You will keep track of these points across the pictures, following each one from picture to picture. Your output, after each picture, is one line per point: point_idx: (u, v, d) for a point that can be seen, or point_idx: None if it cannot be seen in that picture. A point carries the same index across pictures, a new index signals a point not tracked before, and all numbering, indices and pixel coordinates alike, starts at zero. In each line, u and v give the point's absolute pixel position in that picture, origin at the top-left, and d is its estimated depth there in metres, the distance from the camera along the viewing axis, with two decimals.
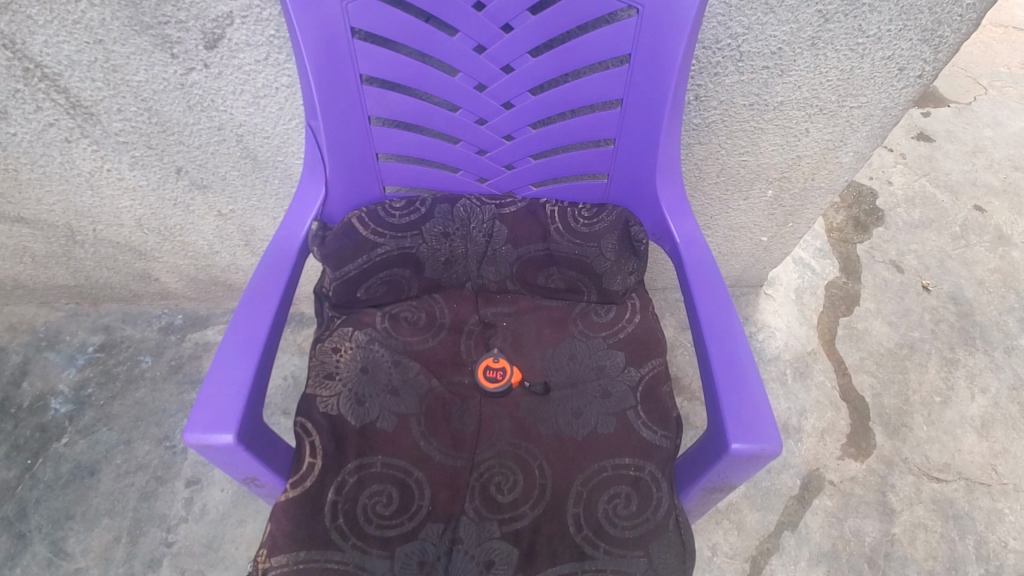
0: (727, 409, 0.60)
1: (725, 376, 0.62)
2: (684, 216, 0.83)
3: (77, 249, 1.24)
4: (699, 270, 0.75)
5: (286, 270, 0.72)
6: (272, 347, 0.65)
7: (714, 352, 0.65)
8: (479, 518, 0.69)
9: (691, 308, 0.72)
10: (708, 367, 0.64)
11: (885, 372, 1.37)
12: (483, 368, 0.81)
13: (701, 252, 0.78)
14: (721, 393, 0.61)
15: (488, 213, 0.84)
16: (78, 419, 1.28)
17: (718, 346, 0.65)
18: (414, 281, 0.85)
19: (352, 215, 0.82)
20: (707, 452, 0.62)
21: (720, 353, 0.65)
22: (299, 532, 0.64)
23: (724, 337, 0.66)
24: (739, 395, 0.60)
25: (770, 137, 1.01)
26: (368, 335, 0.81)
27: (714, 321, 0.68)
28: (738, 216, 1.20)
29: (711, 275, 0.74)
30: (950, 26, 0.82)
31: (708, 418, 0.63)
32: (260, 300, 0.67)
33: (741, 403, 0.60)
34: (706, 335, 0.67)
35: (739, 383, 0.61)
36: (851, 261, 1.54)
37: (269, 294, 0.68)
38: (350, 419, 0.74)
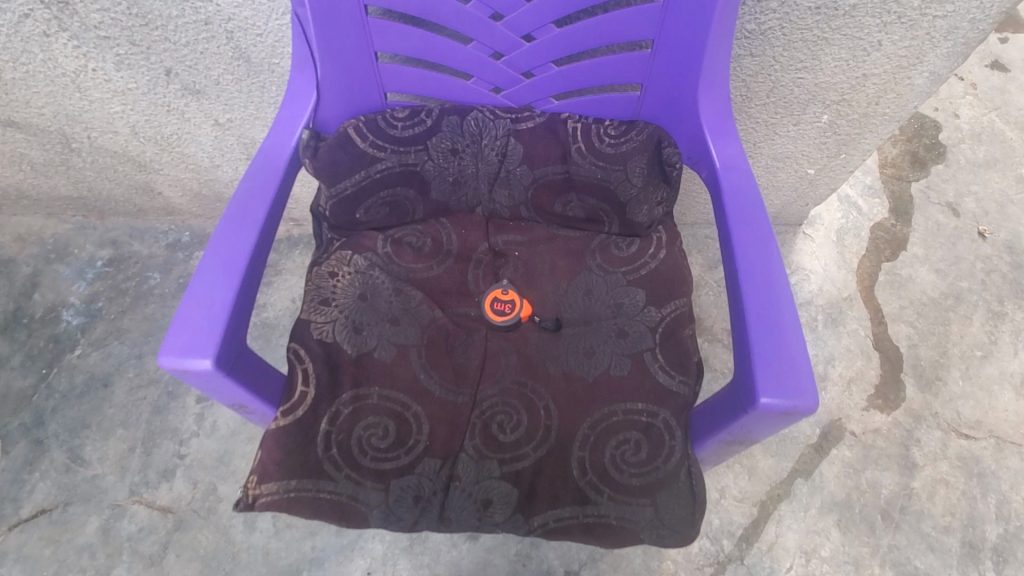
0: (758, 357, 0.53)
1: (758, 321, 0.55)
2: (728, 137, 0.71)
3: (74, 158, 1.18)
4: (738, 202, 0.65)
5: (275, 179, 0.64)
6: (258, 268, 0.60)
7: (749, 295, 0.57)
8: (478, 456, 0.65)
9: (724, 243, 0.63)
10: (739, 311, 0.57)
11: (925, 322, 1.27)
12: (493, 299, 0.75)
13: (744, 179, 0.68)
14: (751, 341, 0.54)
15: (502, 128, 0.74)
16: (90, 332, 1.28)
17: (754, 289, 0.57)
18: (419, 203, 0.77)
19: (348, 124, 0.72)
20: (730, 405, 0.56)
21: (755, 295, 0.57)
22: (290, 460, 0.61)
23: (761, 279, 0.58)
24: (774, 343, 0.53)
25: (835, 51, 0.87)
26: (367, 260, 0.76)
27: (750, 260, 0.60)
28: (785, 144, 1.07)
29: (753, 207, 0.65)
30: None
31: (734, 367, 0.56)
32: (243, 216, 0.60)
33: (775, 353, 0.53)
34: (739, 276, 0.59)
35: (774, 331, 0.54)
36: (901, 202, 1.41)
37: (255, 208, 0.61)
38: (348, 348, 0.69)
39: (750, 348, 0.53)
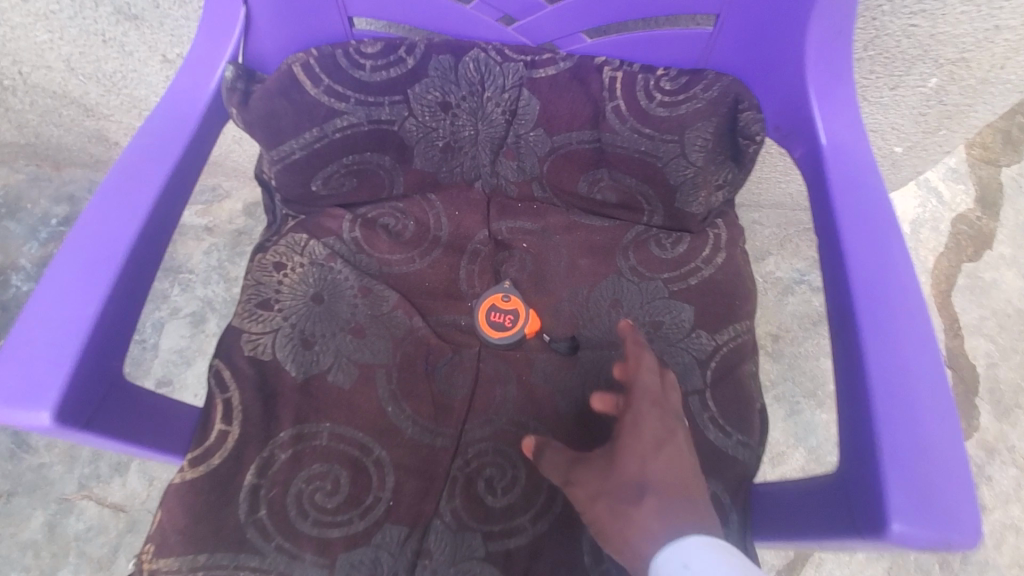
0: (890, 457, 0.36)
1: (889, 399, 0.38)
2: (841, 94, 0.50)
3: (11, 98, 1.00)
4: (854, 204, 0.46)
5: (180, 141, 0.47)
6: (145, 269, 0.43)
7: (873, 354, 0.39)
8: (457, 525, 0.49)
9: (833, 262, 0.45)
10: (859, 377, 0.39)
11: (1008, 338, 1.07)
12: (492, 302, 0.57)
13: (863, 157, 0.48)
14: (882, 433, 0.36)
15: (512, 75, 0.54)
16: None
17: (880, 343, 0.39)
18: (397, 173, 0.58)
19: (293, 60, 0.51)
20: (831, 511, 0.40)
21: (883, 356, 0.39)
22: (199, 526, 0.45)
23: (889, 328, 0.40)
24: (916, 440, 0.36)
25: None
26: (327, 248, 0.57)
27: (875, 291, 0.41)
28: (871, 116, 0.84)
29: (876, 211, 0.45)
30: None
31: (844, 451, 0.40)
32: (125, 191, 0.43)
33: (918, 455, 0.36)
34: (861, 322, 0.41)
35: (915, 419, 0.37)
36: (990, 190, 1.17)
37: (144, 181, 0.44)
38: (291, 369, 0.52)
39: (877, 442, 0.36)
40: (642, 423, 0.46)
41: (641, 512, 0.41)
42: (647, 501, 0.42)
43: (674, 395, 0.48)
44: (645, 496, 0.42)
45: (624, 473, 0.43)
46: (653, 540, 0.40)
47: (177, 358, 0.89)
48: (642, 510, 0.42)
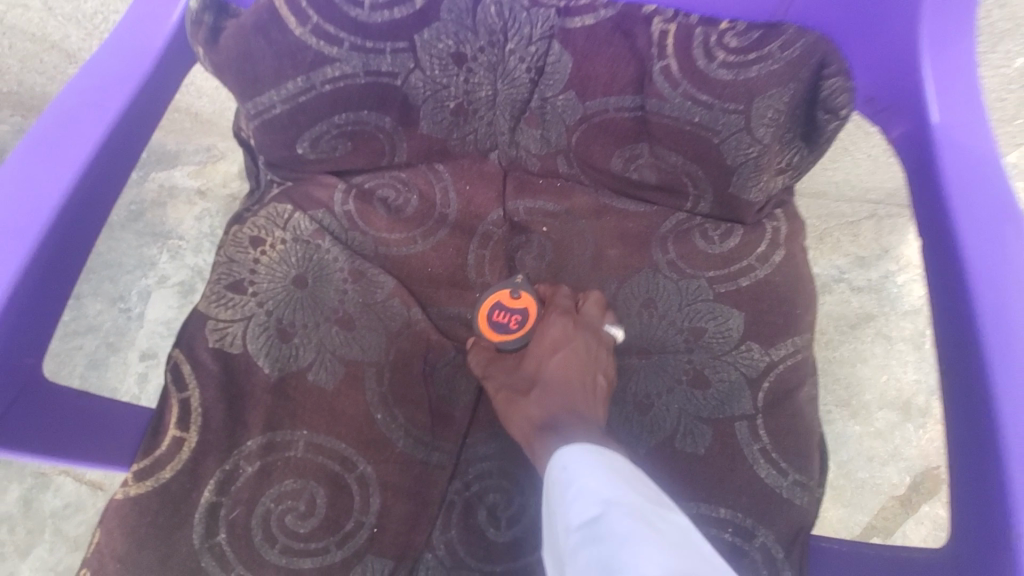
0: None
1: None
2: (957, 65, 0.39)
3: None
4: (977, 205, 0.36)
5: (122, 89, 0.39)
6: (72, 249, 0.37)
7: (1004, 407, 0.32)
8: (452, 561, 0.42)
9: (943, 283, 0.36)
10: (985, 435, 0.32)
11: None
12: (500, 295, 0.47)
13: (982, 145, 0.38)
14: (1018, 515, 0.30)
15: (542, 23, 0.45)
16: None
17: (1014, 395, 0.32)
18: (399, 137, 0.49)
19: None
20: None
21: (1014, 412, 0.31)
22: (146, 554, 0.38)
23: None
24: None
25: None
26: (317, 223, 0.49)
27: (1005, 321, 0.33)
28: None
29: (1003, 211, 0.36)
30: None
31: (963, 515, 0.33)
32: (54, 152, 0.37)
33: None
34: (991, 366, 0.32)
35: None
36: None
37: (75, 139, 0.37)
38: (264, 367, 0.44)
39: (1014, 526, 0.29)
40: (549, 325, 0.45)
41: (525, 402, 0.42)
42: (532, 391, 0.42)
43: (591, 316, 0.45)
44: (537, 386, 0.42)
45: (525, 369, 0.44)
46: (530, 428, 0.41)
47: (164, 331, 0.76)
48: (530, 399, 0.42)
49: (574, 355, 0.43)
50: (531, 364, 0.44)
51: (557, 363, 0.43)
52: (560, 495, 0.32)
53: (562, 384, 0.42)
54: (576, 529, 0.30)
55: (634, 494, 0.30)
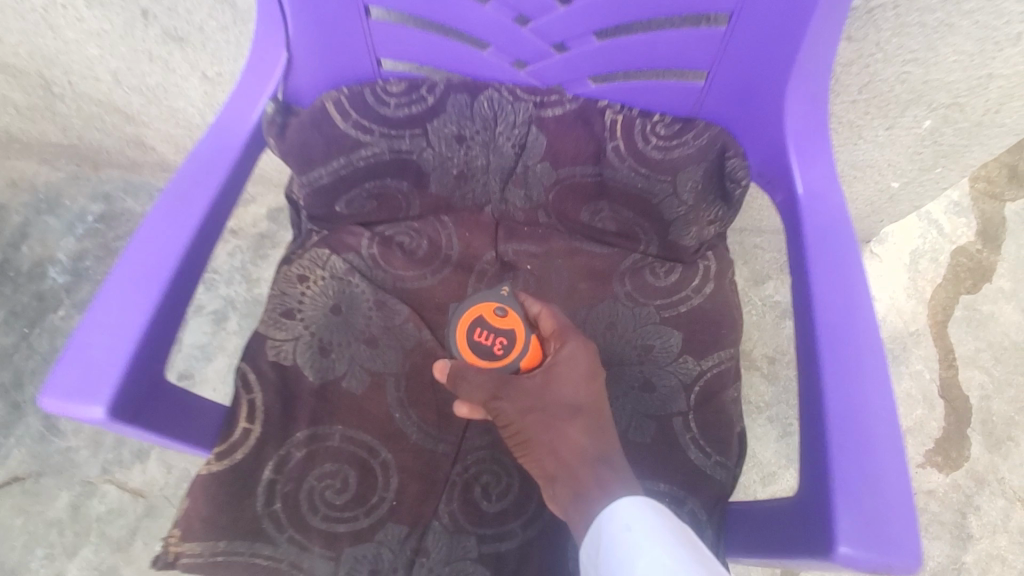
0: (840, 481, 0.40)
1: (844, 430, 0.42)
2: (811, 152, 0.55)
3: (60, 104, 1.07)
4: (826, 249, 0.50)
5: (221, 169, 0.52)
6: (191, 281, 0.48)
7: (832, 387, 0.44)
8: (454, 527, 0.53)
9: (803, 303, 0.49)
10: (818, 408, 0.44)
11: (1002, 371, 1.10)
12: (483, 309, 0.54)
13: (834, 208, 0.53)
14: (835, 461, 0.41)
15: (522, 113, 0.59)
16: (77, 292, 1.19)
17: (839, 379, 0.44)
18: (414, 197, 0.63)
19: (327, 98, 0.58)
20: (796, 526, 0.44)
21: (839, 391, 0.44)
22: (220, 516, 0.50)
23: (850, 362, 0.45)
24: (863, 468, 0.41)
25: (959, 40, 0.69)
26: (348, 264, 0.62)
27: (837, 329, 0.46)
28: (870, 153, 0.88)
29: (848, 254, 0.49)
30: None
31: (802, 475, 0.44)
32: (176, 214, 0.48)
33: (865, 481, 0.40)
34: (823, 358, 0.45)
35: (864, 448, 0.41)
36: (994, 224, 1.20)
37: (191, 205, 0.49)
38: (310, 375, 0.57)
39: (830, 471, 0.40)
40: (565, 371, 0.49)
41: (569, 463, 0.47)
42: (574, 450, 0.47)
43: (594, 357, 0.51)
44: (570, 422, 0.48)
45: (552, 419, 0.48)
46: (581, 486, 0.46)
47: (203, 352, 0.89)
48: (568, 433, 0.48)
49: (597, 391, 0.50)
50: (557, 415, 0.48)
51: (584, 396, 0.49)
52: (628, 552, 0.40)
53: (593, 418, 0.48)
54: (638, 565, 0.39)
55: (675, 532, 0.42)
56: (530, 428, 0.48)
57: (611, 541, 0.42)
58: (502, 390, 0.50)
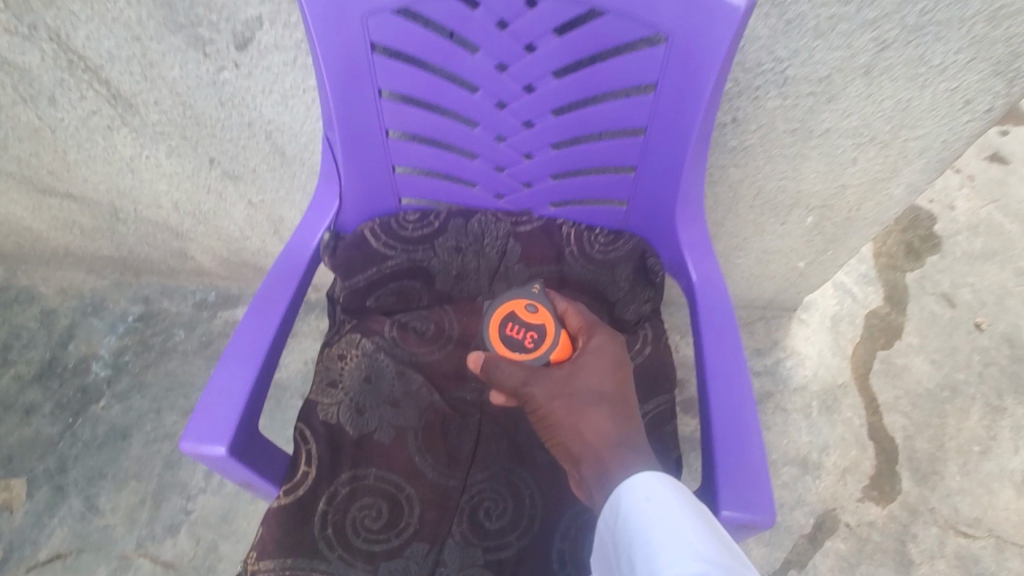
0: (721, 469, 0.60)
1: (724, 435, 0.62)
2: (704, 253, 0.78)
3: (121, 225, 1.30)
4: (712, 315, 0.72)
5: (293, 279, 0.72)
6: (275, 356, 0.67)
7: (715, 407, 0.64)
8: (464, 542, 0.69)
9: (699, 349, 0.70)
10: (708, 422, 0.64)
11: (921, 414, 1.29)
12: (518, 308, 0.72)
13: (719, 288, 0.75)
14: (718, 455, 0.61)
15: (502, 230, 0.83)
16: (116, 384, 1.34)
17: (721, 402, 0.64)
18: (425, 293, 0.85)
19: (364, 227, 0.82)
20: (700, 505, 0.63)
21: (723, 409, 0.64)
22: (287, 539, 0.66)
23: (729, 388, 0.65)
24: (737, 457, 0.60)
25: (812, 166, 0.94)
26: (375, 343, 0.81)
27: (720, 367, 0.67)
28: (774, 241, 1.14)
29: (726, 319, 0.72)
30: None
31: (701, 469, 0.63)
32: (265, 310, 0.68)
33: (737, 466, 0.60)
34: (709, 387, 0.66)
35: (739, 446, 0.61)
36: (898, 291, 1.44)
37: (275, 303, 0.69)
38: (349, 429, 0.75)
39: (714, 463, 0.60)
40: (591, 358, 0.66)
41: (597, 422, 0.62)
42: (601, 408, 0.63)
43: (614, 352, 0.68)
44: (597, 406, 0.63)
45: (581, 390, 0.64)
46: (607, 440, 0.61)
47: None
48: (593, 417, 0.62)
49: (615, 383, 0.65)
50: (585, 385, 0.64)
51: (605, 388, 0.65)
52: (650, 515, 0.53)
53: (613, 406, 0.63)
54: (655, 524, 0.52)
55: (687, 504, 0.54)
56: (561, 411, 0.63)
57: (634, 505, 0.55)
58: (537, 378, 0.65)
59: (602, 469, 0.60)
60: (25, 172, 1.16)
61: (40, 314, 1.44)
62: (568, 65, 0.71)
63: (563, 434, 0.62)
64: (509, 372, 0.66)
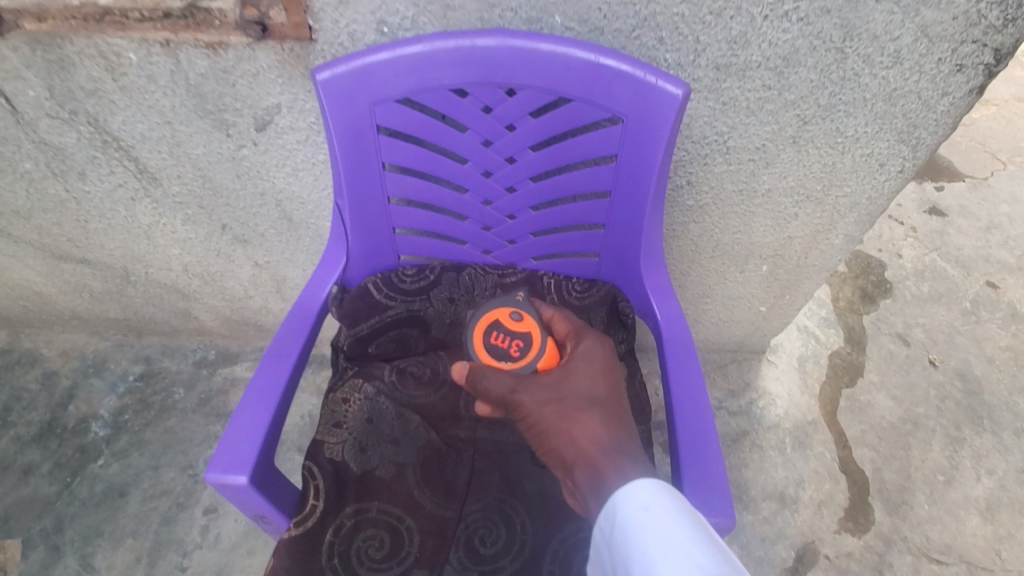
0: (689, 482, 0.70)
1: (689, 452, 0.73)
2: (667, 297, 0.90)
3: (129, 288, 1.38)
4: (675, 350, 0.83)
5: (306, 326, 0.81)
6: (289, 396, 0.74)
7: (681, 429, 0.75)
8: (460, 567, 0.76)
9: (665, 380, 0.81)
10: (675, 442, 0.75)
11: (887, 447, 1.37)
12: (506, 322, 0.79)
13: (681, 327, 0.86)
14: (685, 470, 0.71)
15: (490, 282, 0.94)
16: (114, 442, 1.37)
17: (686, 424, 0.75)
18: (421, 339, 0.93)
19: (369, 281, 0.93)
20: None
21: (687, 430, 0.74)
22: (298, 567, 0.73)
23: (692, 412, 0.76)
24: (701, 471, 0.71)
25: (761, 221, 1.08)
26: (376, 387, 0.88)
27: (684, 394, 0.78)
28: (736, 288, 1.26)
29: (687, 353, 0.83)
30: (936, 111, 0.86)
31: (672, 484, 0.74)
32: (281, 354, 0.76)
33: (702, 479, 0.70)
34: (675, 412, 0.77)
35: (702, 461, 0.72)
36: (857, 332, 1.56)
37: (289, 348, 0.77)
38: (354, 466, 0.81)
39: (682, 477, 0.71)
40: (577, 368, 0.74)
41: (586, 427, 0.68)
42: (589, 415, 0.69)
43: (599, 360, 0.75)
44: (585, 413, 0.69)
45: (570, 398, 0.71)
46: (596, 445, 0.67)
47: None
48: (583, 420, 0.69)
49: (601, 390, 0.72)
50: (573, 392, 0.71)
51: (589, 391, 0.72)
52: (647, 523, 0.57)
53: (599, 408, 0.70)
54: (652, 533, 0.56)
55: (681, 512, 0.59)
56: (552, 416, 0.69)
57: (632, 513, 0.59)
58: (528, 388, 0.71)
59: (594, 471, 0.66)
60: (45, 240, 1.25)
61: (42, 376, 1.48)
62: (543, 141, 0.84)
63: (556, 438, 0.68)
64: (497, 380, 0.72)
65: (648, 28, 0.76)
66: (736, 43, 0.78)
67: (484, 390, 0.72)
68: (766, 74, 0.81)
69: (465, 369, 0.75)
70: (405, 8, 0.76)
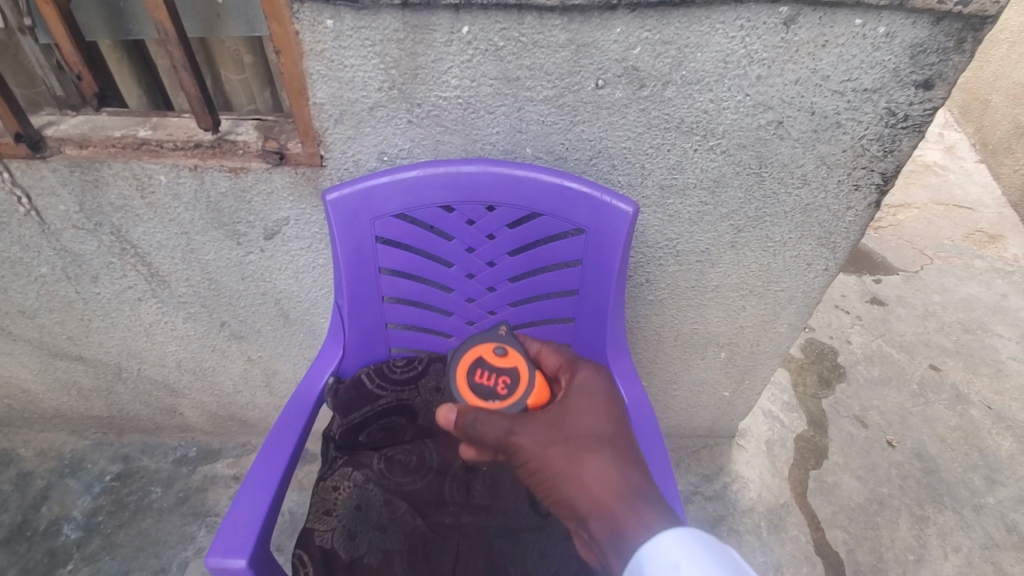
0: None
1: None
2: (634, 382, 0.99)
3: (119, 384, 1.41)
4: (641, 431, 0.92)
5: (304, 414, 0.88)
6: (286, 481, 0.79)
7: None
8: None
9: None
10: None
11: (857, 527, 1.42)
12: (494, 361, 0.82)
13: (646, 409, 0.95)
14: None
15: None
16: (85, 546, 1.34)
17: None
18: (409, 427, 0.98)
19: (362, 372, 1.01)
20: None
21: None
22: None
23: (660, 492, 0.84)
24: None
25: (714, 312, 1.21)
26: (364, 475, 0.91)
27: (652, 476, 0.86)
28: (700, 374, 1.36)
29: (653, 434, 0.91)
30: (845, 221, 1.03)
31: None
32: (279, 442, 0.82)
33: None
34: None
35: None
36: (817, 415, 1.66)
37: (288, 436, 0.83)
38: (342, 553, 0.84)
39: None
40: (576, 406, 0.76)
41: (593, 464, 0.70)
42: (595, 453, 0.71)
43: (595, 394, 0.78)
44: (591, 452, 0.71)
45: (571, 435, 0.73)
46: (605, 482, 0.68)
47: None
48: (587, 459, 0.70)
49: (603, 427, 0.74)
50: (574, 430, 0.73)
51: (591, 430, 0.73)
52: None
53: (603, 446, 0.72)
54: None
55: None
56: (554, 457, 0.70)
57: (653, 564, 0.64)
58: (527, 428, 0.73)
59: (606, 512, 0.66)
60: (44, 339, 1.31)
61: (15, 477, 1.46)
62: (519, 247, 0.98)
63: (563, 482, 0.69)
64: (490, 423, 0.73)
65: (603, 158, 0.93)
66: (675, 169, 0.95)
67: (478, 434, 0.73)
68: (702, 194, 0.99)
69: (451, 413, 0.75)
70: (403, 143, 0.92)
